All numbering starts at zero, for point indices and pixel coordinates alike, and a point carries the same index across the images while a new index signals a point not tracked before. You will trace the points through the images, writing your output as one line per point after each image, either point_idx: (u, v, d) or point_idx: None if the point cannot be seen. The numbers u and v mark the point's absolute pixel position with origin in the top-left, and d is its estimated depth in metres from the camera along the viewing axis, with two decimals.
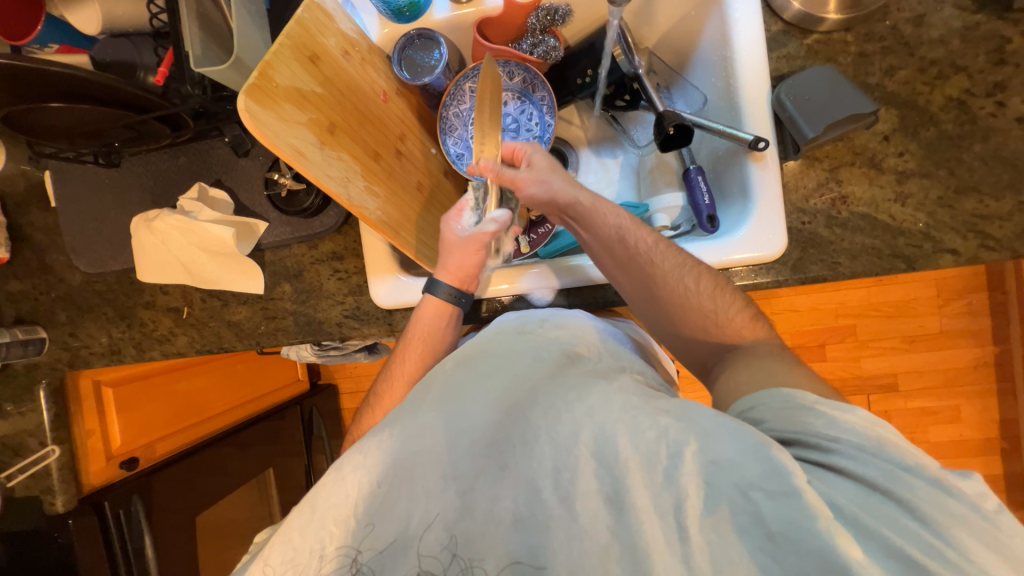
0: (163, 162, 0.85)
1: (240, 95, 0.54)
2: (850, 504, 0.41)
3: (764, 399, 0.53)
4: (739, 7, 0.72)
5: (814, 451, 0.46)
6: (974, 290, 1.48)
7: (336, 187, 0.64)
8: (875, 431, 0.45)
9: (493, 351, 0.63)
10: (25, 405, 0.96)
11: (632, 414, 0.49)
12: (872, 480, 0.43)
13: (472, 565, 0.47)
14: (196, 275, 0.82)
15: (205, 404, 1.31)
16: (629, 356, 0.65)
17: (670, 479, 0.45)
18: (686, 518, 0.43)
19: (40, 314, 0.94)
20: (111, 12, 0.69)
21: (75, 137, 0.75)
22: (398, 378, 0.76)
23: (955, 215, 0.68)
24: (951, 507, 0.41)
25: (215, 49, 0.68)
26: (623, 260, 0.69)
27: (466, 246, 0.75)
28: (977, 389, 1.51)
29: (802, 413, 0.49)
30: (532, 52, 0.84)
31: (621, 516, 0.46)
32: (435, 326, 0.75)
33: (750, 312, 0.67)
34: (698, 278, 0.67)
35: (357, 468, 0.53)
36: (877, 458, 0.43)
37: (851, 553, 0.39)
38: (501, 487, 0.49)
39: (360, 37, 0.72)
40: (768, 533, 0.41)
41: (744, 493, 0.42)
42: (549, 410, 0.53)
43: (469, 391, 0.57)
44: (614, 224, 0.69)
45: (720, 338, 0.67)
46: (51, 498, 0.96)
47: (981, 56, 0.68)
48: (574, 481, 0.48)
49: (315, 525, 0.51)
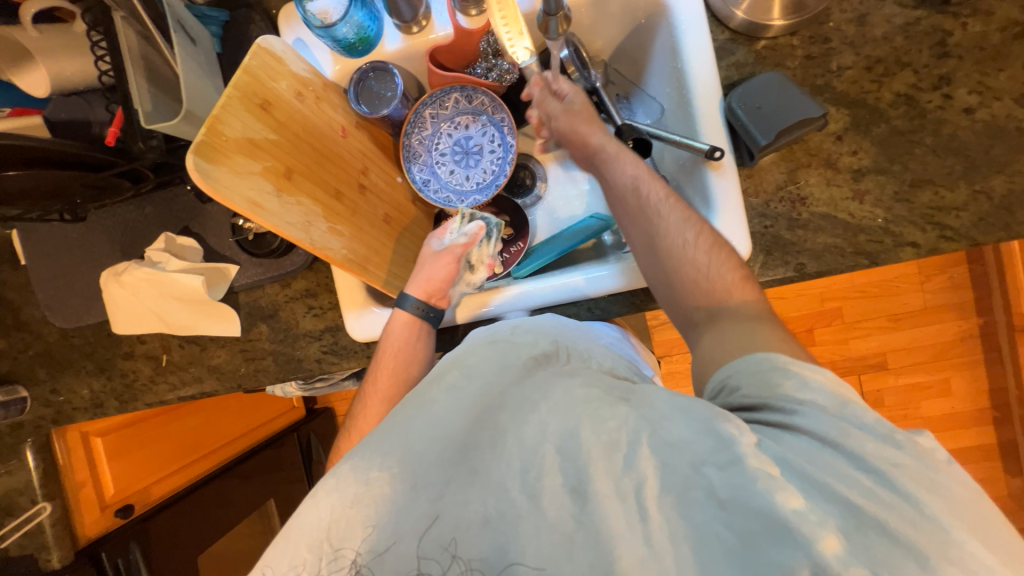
0: (129, 213, 0.85)
1: (189, 154, 0.54)
2: (797, 459, 0.42)
3: (740, 366, 0.52)
4: (685, 20, 0.73)
5: (778, 413, 0.46)
6: (953, 265, 1.50)
7: (298, 233, 0.64)
8: (840, 391, 0.46)
9: (463, 359, 0.60)
10: (11, 463, 0.95)
11: (593, 406, 0.50)
12: (823, 435, 0.43)
13: (470, 566, 0.46)
14: (172, 323, 0.82)
15: (202, 441, 1.32)
16: (598, 352, 0.66)
17: (630, 464, 0.45)
18: (645, 499, 0.44)
19: (20, 372, 0.94)
20: (61, 71, 0.69)
21: (38, 198, 0.75)
22: (374, 396, 0.75)
23: (913, 209, 0.69)
24: (891, 455, 0.41)
25: (167, 102, 0.68)
26: (635, 210, 0.69)
27: (437, 260, 0.79)
28: (965, 361, 1.53)
29: (777, 374, 0.49)
30: (487, 76, 0.85)
31: (584, 507, 0.45)
32: (406, 340, 0.76)
33: (742, 272, 0.64)
34: (697, 234, 0.65)
35: (331, 493, 0.50)
36: (836, 416, 0.44)
37: (790, 504, 0.39)
38: (471, 490, 0.48)
39: (314, 76, 0.72)
40: (720, 503, 0.41)
41: (698, 469, 0.43)
42: (516, 413, 0.52)
43: (430, 402, 0.55)
44: (630, 174, 0.70)
45: (703, 297, 0.63)
46: (48, 555, 0.96)
47: (925, 51, 0.69)
48: (540, 478, 0.47)
49: (290, 551, 0.49)
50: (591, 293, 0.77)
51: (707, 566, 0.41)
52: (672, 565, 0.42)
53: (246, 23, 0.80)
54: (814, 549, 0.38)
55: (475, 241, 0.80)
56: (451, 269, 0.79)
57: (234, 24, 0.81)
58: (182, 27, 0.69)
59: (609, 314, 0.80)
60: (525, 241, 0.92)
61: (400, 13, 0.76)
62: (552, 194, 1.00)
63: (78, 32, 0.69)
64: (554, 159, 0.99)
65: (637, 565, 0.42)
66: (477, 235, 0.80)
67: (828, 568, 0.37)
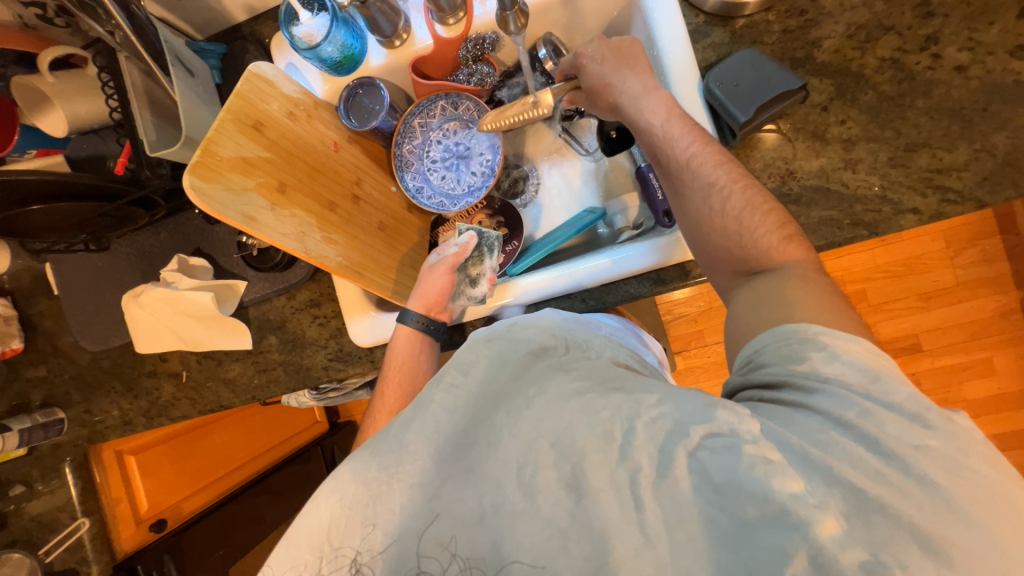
0: (146, 240, 0.90)
1: (184, 175, 0.58)
2: (802, 441, 0.42)
3: (767, 340, 0.51)
4: (656, 6, 0.73)
5: (797, 392, 0.46)
6: (984, 237, 1.42)
7: (292, 243, 0.68)
8: (875, 361, 0.45)
9: (465, 360, 0.56)
10: (53, 482, 1.00)
11: (586, 399, 0.48)
12: (841, 416, 0.42)
13: (471, 564, 0.45)
14: (188, 339, 0.87)
15: (226, 458, 1.37)
16: (599, 343, 0.62)
17: (625, 454, 0.44)
18: (640, 489, 0.42)
19: (57, 396, 0.99)
20: (76, 113, 0.75)
21: (63, 230, 0.81)
22: (382, 411, 0.78)
23: (910, 173, 0.66)
24: (916, 438, 0.40)
25: (170, 131, 0.75)
26: (665, 172, 0.67)
27: (433, 271, 0.80)
28: (1005, 338, 1.44)
29: (806, 346, 0.47)
30: (470, 81, 0.89)
31: (579, 500, 0.44)
32: (411, 354, 0.78)
33: (784, 231, 0.59)
34: (727, 198, 0.61)
35: (331, 495, 0.49)
36: (861, 397, 0.43)
37: (790, 489, 0.39)
38: (467, 487, 0.47)
39: (305, 96, 0.75)
40: (714, 487, 0.41)
41: (690, 453, 0.42)
42: (510, 409, 0.50)
43: (428, 402, 0.53)
44: (655, 134, 0.67)
45: (735, 260, 0.61)
46: (87, 568, 1.00)
47: (908, 13, 0.68)
48: (535, 474, 0.46)
49: (291, 552, 0.48)
50: (587, 283, 0.77)
51: (697, 548, 0.40)
52: (665, 551, 0.41)
53: (242, 54, 0.86)
54: (812, 531, 0.37)
55: (467, 252, 0.80)
56: (445, 280, 0.79)
57: (231, 55, 0.87)
58: (181, 61, 0.74)
59: (603, 304, 0.80)
60: (521, 239, 0.92)
61: (381, 28, 0.80)
62: (545, 190, 1.01)
63: (90, 75, 0.76)
64: (544, 158, 1.01)
65: (631, 553, 0.41)
66: (469, 245, 0.80)
67: (826, 551, 0.37)
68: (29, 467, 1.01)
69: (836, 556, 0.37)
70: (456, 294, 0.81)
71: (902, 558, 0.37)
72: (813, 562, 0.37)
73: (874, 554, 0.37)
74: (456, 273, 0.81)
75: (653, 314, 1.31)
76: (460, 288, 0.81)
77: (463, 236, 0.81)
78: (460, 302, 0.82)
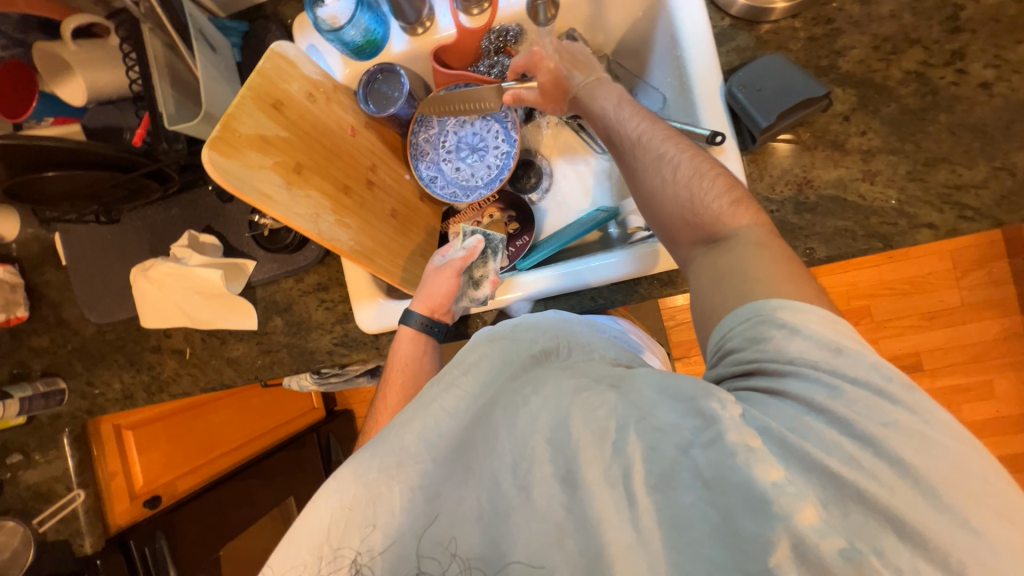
0: (157, 214, 0.90)
1: (204, 150, 0.58)
2: (780, 426, 0.42)
3: (730, 322, 0.51)
4: (682, 7, 0.73)
5: (768, 377, 0.45)
6: (993, 259, 1.42)
7: (306, 224, 0.68)
8: (836, 333, 0.45)
9: (465, 358, 0.56)
10: (51, 452, 1.00)
11: (584, 396, 0.48)
12: (813, 399, 0.42)
13: (470, 564, 0.45)
14: (194, 317, 0.87)
15: (223, 440, 1.37)
16: (602, 344, 0.62)
17: (619, 450, 0.44)
18: (634, 485, 0.42)
19: (59, 366, 0.99)
20: (96, 82, 0.75)
21: (75, 200, 0.81)
22: (385, 411, 0.79)
23: (928, 188, 0.66)
24: (884, 416, 0.40)
25: (189, 106, 0.75)
26: (619, 153, 0.69)
27: (439, 274, 0.80)
28: (1008, 362, 1.43)
29: (767, 325, 0.47)
30: (490, 73, 0.88)
31: (575, 496, 0.44)
32: (414, 355, 0.78)
33: (737, 196, 0.59)
34: (677, 167, 0.62)
35: (331, 496, 0.49)
36: (828, 374, 0.43)
37: (770, 477, 0.38)
38: (467, 487, 0.47)
39: (325, 78, 0.75)
40: (704, 482, 0.40)
41: (684, 452, 0.42)
42: (509, 406, 0.50)
43: (429, 402, 0.52)
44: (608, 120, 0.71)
45: (695, 229, 0.60)
46: (80, 541, 0.99)
47: (936, 27, 0.68)
48: (531, 469, 0.46)
49: (291, 553, 0.48)
50: (592, 281, 0.77)
51: (689, 547, 0.40)
52: (658, 549, 0.41)
53: (263, 33, 0.86)
54: (791, 519, 0.37)
55: (473, 255, 0.80)
56: (451, 283, 0.79)
57: (253, 34, 0.86)
58: (203, 36, 0.74)
59: (612, 303, 0.79)
60: (532, 234, 0.91)
61: (404, 15, 0.80)
62: (557, 188, 1.00)
63: (111, 45, 0.76)
64: (559, 155, 1.01)
65: (625, 550, 0.41)
66: (476, 248, 0.80)
67: (807, 539, 0.36)
68: (28, 435, 1.01)
69: (818, 546, 0.36)
70: (461, 297, 0.81)
71: (878, 546, 0.37)
72: (796, 550, 0.37)
73: (851, 541, 0.37)
74: (462, 276, 0.80)
75: (657, 318, 1.31)
76: (465, 291, 0.81)
77: (469, 240, 0.82)
78: (464, 305, 0.81)
